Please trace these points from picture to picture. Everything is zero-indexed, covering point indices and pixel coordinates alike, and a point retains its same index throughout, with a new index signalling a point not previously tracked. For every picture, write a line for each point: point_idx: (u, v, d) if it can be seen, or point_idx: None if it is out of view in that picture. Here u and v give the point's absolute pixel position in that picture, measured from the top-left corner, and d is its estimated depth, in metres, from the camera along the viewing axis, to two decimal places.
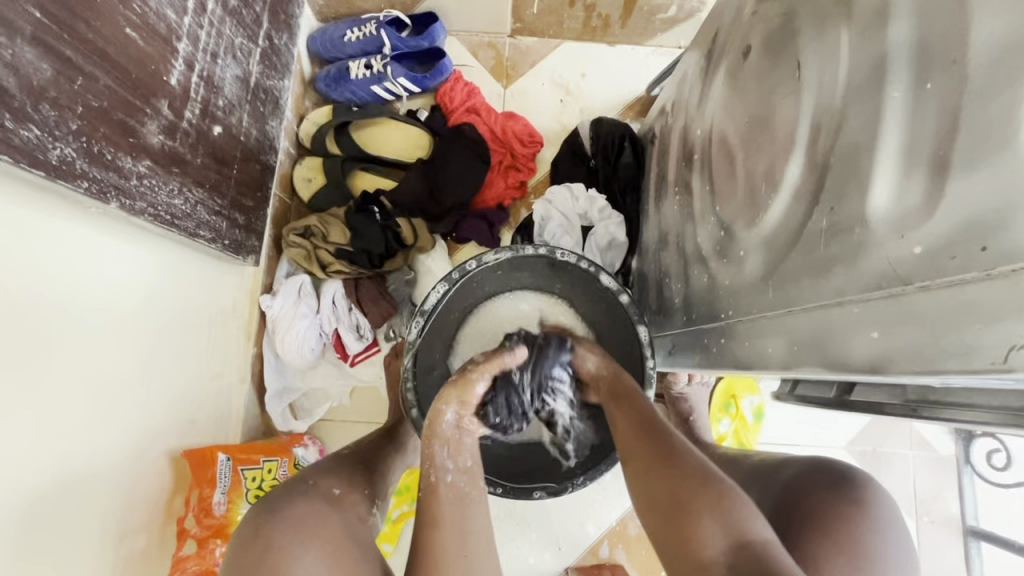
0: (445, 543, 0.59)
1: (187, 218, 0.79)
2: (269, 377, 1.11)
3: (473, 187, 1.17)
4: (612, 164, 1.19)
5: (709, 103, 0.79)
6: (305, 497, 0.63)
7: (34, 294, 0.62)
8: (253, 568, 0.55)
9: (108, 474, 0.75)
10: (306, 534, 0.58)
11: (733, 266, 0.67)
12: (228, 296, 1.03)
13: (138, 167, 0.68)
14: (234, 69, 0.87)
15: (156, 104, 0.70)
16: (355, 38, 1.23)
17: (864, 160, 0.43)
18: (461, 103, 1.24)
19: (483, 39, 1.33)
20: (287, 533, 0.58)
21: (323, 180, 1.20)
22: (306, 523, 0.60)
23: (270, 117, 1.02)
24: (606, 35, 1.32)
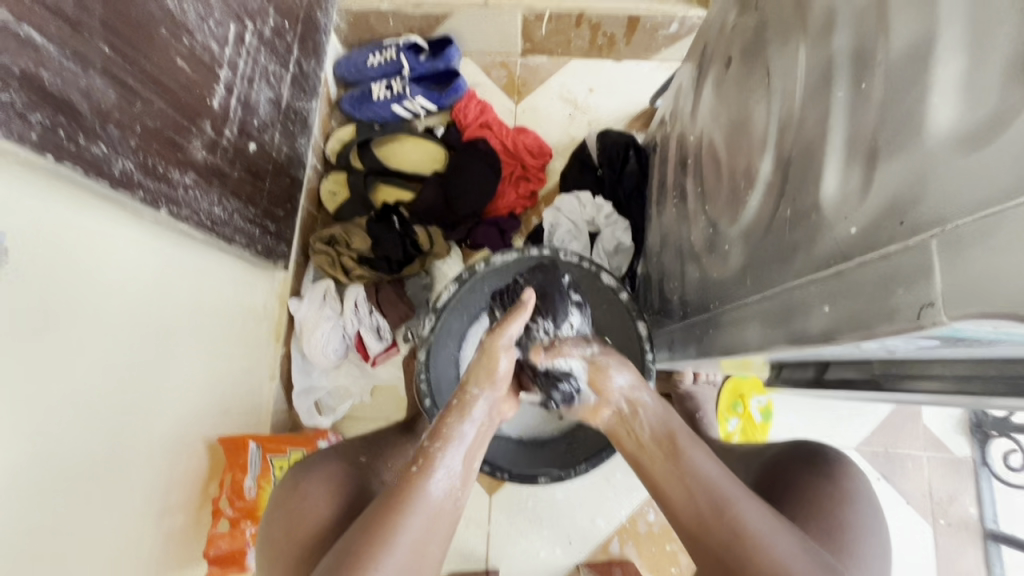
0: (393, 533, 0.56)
1: (225, 224, 0.88)
2: (296, 375, 1.20)
3: (485, 196, 1.24)
4: (617, 172, 1.26)
5: (699, 111, 0.85)
6: (334, 459, 0.78)
7: (94, 289, 0.71)
8: (287, 508, 0.70)
9: (152, 455, 0.83)
10: (328, 484, 0.73)
11: (720, 259, 0.72)
12: (259, 299, 1.12)
13: (184, 179, 0.77)
14: (268, 92, 0.97)
15: (200, 123, 0.79)
16: (377, 63, 1.33)
17: (817, 154, 0.48)
18: (474, 119, 1.32)
19: (495, 59, 1.42)
20: (316, 487, 0.72)
21: (347, 193, 1.29)
22: (333, 482, 0.73)
23: (299, 135, 1.12)
24: (612, 52, 1.39)
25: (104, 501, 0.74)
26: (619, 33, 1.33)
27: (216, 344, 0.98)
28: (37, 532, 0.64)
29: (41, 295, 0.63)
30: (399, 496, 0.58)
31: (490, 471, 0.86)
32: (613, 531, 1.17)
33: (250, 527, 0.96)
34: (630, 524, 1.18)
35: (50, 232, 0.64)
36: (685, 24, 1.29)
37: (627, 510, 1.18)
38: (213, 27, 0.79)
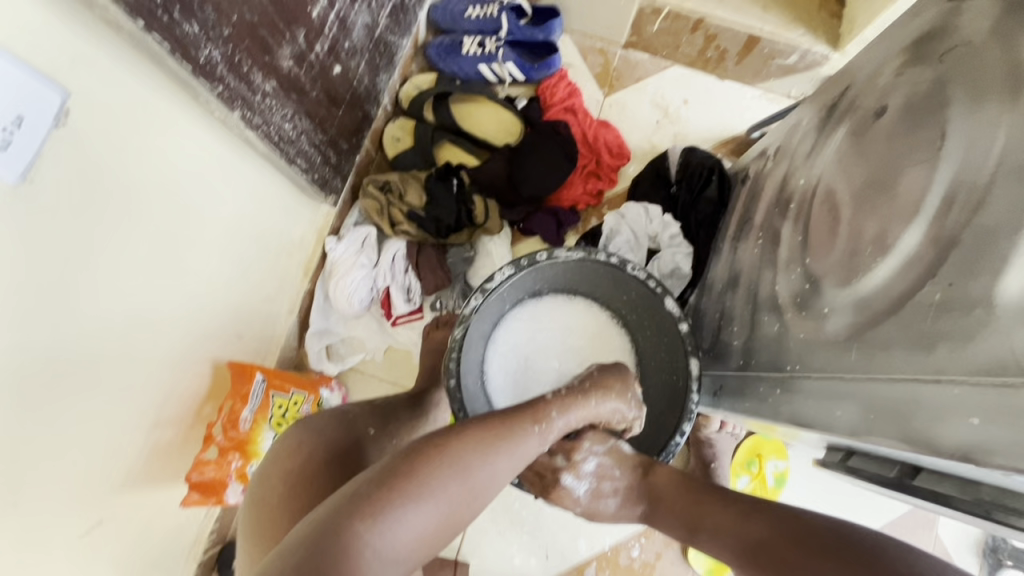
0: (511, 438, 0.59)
1: (291, 144, 0.81)
2: (313, 315, 1.14)
3: (552, 183, 1.17)
4: (694, 194, 1.19)
5: (821, 155, 0.78)
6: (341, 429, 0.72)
7: (147, 176, 0.66)
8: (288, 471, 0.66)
9: (158, 363, 0.79)
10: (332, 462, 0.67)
11: (812, 320, 0.65)
12: (299, 228, 1.06)
13: (265, 85, 0.70)
14: (365, 17, 0.90)
15: (294, 30, 0.73)
16: (474, 16, 1.25)
17: (1003, 243, 0.42)
18: (561, 100, 1.25)
19: (595, 44, 1.34)
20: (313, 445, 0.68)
21: (410, 142, 1.23)
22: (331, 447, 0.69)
23: (382, 70, 1.05)
24: (719, 67, 1.31)
25: (99, 398, 0.70)
26: (732, 50, 1.25)
27: (247, 266, 0.94)
28: (25, 412, 0.60)
29: (91, 172, 0.58)
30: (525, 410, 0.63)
31: None
32: (593, 555, 1.13)
33: (237, 461, 0.90)
34: (611, 553, 1.13)
35: (117, 107, 0.58)
36: (806, 58, 1.20)
37: (612, 539, 1.13)
38: None
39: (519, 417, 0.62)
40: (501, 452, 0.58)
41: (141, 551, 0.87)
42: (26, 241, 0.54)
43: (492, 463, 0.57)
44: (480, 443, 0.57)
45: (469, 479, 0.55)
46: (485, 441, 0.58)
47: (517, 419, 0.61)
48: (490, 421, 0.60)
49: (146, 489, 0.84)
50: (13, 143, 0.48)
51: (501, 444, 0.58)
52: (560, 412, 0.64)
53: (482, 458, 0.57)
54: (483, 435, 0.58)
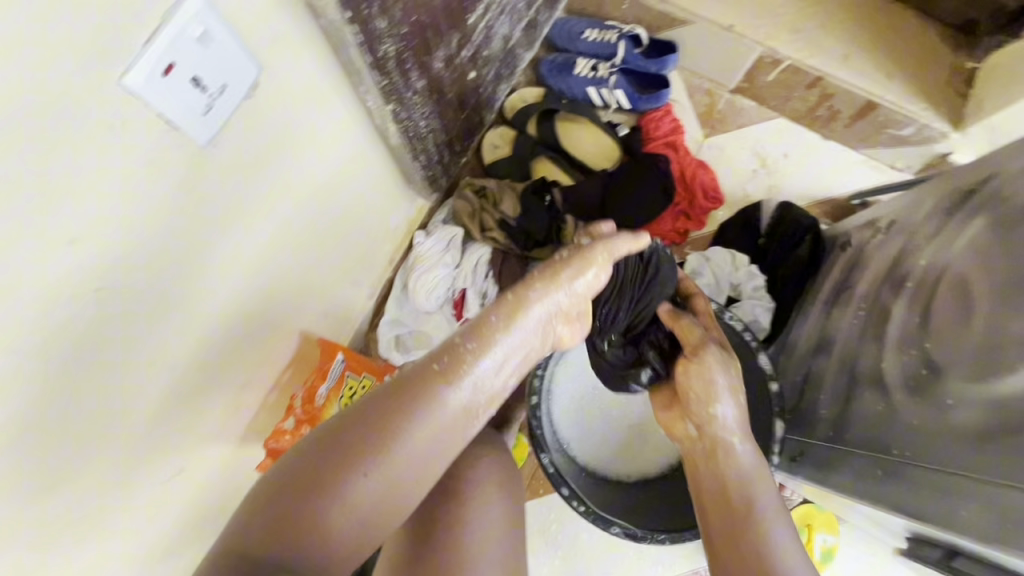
0: (409, 393, 0.63)
1: (420, 140, 0.84)
2: (389, 303, 1.15)
3: (644, 216, 1.17)
4: (785, 249, 1.17)
5: (950, 239, 0.76)
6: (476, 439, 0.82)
7: (295, 151, 0.69)
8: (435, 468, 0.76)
9: (256, 326, 0.81)
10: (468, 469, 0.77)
11: (929, 407, 0.64)
12: (395, 218, 1.09)
13: (417, 83, 0.72)
14: (505, 29, 0.92)
15: (451, 34, 0.75)
16: (591, 39, 1.27)
17: None
18: (664, 135, 1.25)
19: (703, 84, 1.34)
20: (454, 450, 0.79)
21: (508, 151, 1.25)
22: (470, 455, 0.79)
23: (504, 81, 1.06)
24: (826, 126, 1.29)
25: (208, 353, 0.73)
26: (846, 112, 1.23)
27: (347, 247, 0.96)
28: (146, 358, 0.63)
29: (258, 143, 0.61)
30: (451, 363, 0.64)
31: (567, 500, 0.86)
32: None
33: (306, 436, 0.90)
34: None
35: (293, 85, 0.61)
36: (922, 132, 1.18)
37: None
38: None
39: (411, 387, 0.63)
40: (402, 412, 0.62)
41: (205, 505, 0.89)
42: (196, 200, 0.57)
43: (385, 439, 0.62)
44: (373, 410, 0.62)
45: (365, 455, 0.61)
46: (389, 408, 0.62)
47: (426, 383, 0.63)
48: (381, 399, 0.63)
49: (223, 447, 0.86)
50: (213, 112, 0.51)
51: (386, 416, 0.62)
52: (476, 355, 0.65)
53: (394, 423, 0.62)
54: (370, 412, 0.62)
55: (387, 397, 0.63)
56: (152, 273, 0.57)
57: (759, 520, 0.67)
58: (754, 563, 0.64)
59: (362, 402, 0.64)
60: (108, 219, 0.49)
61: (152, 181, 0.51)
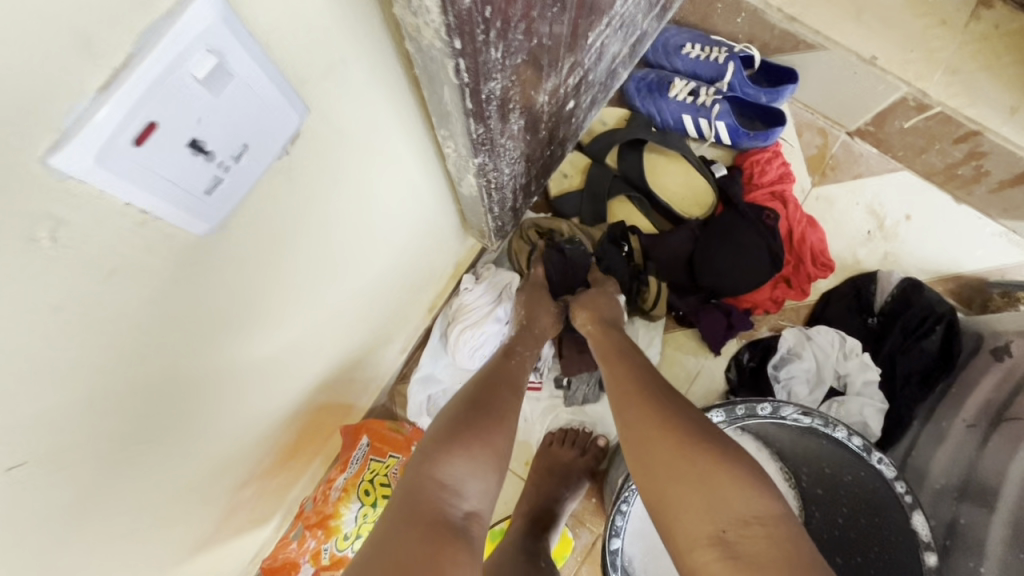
0: (496, 373, 0.72)
1: (499, 191, 0.63)
2: (424, 358, 0.96)
3: (742, 281, 0.96)
4: (907, 338, 0.96)
5: None
6: None
7: (336, 212, 0.49)
8: None
9: (266, 416, 0.63)
10: None
11: None
12: (442, 262, 0.89)
13: (516, 125, 0.51)
14: (616, 45, 0.71)
15: (566, 59, 0.54)
16: (692, 56, 1.05)
17: None
18: (769, 182, 1.03)
19: (817, 121, 1.12)
20: None
21: (578, 183, 1.05)
22: None
23: (597, 105, 0.85)
24: (965, 187, 1.07)
25: (196, 461, 0.54)
26: (997, 176, 1.01)
27: (385, 305, 0.77)
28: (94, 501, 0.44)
29: (285, 209, 0.41)
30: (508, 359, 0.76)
31: None
32: None
33: (315, 539, 0.75)
34: None
35: (348, 131, 0.41)
36: None
37: None
38: None
39: (501, 365, 0.74)
40: (506, 393, 0.68)
41: None
42: (180, 296, 0.38)
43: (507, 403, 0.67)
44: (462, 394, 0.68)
45: (493, 418, 0.63)
46: (486, 388, 0.68)
47: (504, 368, 0.73)
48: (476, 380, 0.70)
49: (210, 551, 0.68)
50: (223, 184, 0.32)
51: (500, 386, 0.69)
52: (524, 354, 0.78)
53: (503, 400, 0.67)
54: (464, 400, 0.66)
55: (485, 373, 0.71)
56: (110, 395, 0.38)
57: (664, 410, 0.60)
58: (670, 445, 0.57)
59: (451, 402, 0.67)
60: (25, 344, 0.30)
61: (110, 285, 0.32)
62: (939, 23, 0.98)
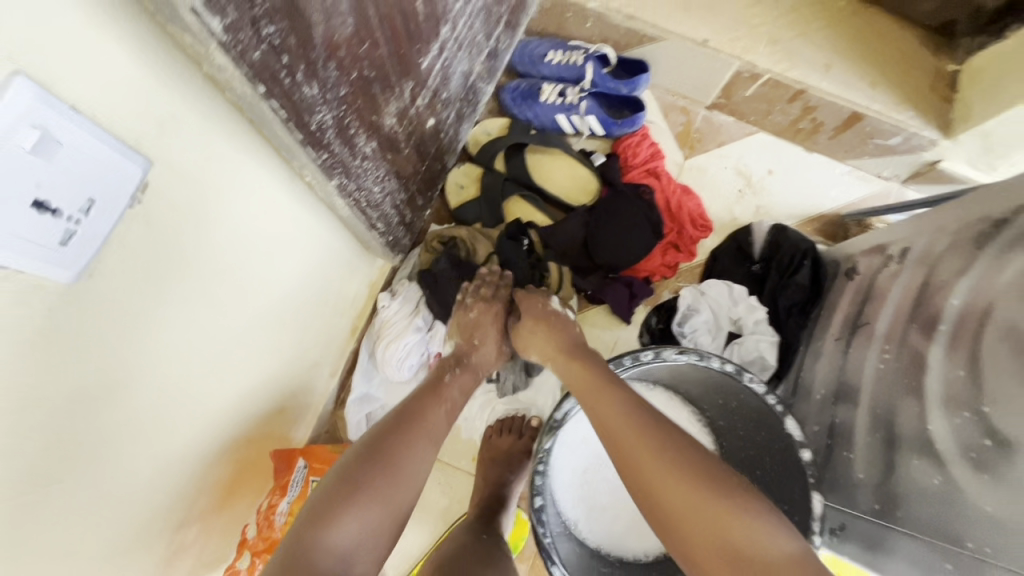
0: (426, 407, 0.76)
1: (376, 208, 0.70)
2: (356, 379, 1.01)
3: (632, 253, 1.06)
4: (783, 277, 1.08)
5: (982, 280, 0.68)
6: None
7: (210, 247, 0.54)
8: None
9: (196, 456, 0.67)
10: None
11: (1004, 493, 0.55)
12: (353, 284, 0.95)
13: (366, 148, 0.59)
14: (465, 64, 0.80)
15: (403, 84, 0.62)
16: (555, 61, 1.17)
17: None
18: (643, 162, 1.15)
19: (678, 102, 1.25)
20: None
21: (475, 192, 1.13)
22: None
23: (467, 119, 0.93)
24: (808, 139, 1.22)
25: (131, 507, 0.57)
26: (830, 124, 1.16)
27: (297, 334, 0.82)
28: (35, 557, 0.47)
29: (152, 252, 0.47)
30: (436, 389, 0.80)
31: None
32: None
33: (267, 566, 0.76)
34: None
35: (189, 173, 0.47)
36: (910, 141, 1.12)
37: None
38: None
39: (421, 401, 0.76)
40: (427, 427, 0.73)
41: None
42: (63, 345, 0.42)
43: (418, 441, 0.71)
44: (384, 430, 0.71)
45: (397, 462, 0.67)
46: (410, 427, 0.72)
47: (428, 401, 0.77)
48: (386, 422, 0.72)
49: None
50: (76, 236, 0.38)
51: (410, 425, 0.72)
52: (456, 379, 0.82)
53: (419, 439, 0.71)
54: (384, 439, 0.69)
55: (401, 412, 0.74)
56: (27, 449, 0.43)
57: (671, 432, 0.63)
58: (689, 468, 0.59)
59: (371, 435, 0.70)
60: None
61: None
62: None
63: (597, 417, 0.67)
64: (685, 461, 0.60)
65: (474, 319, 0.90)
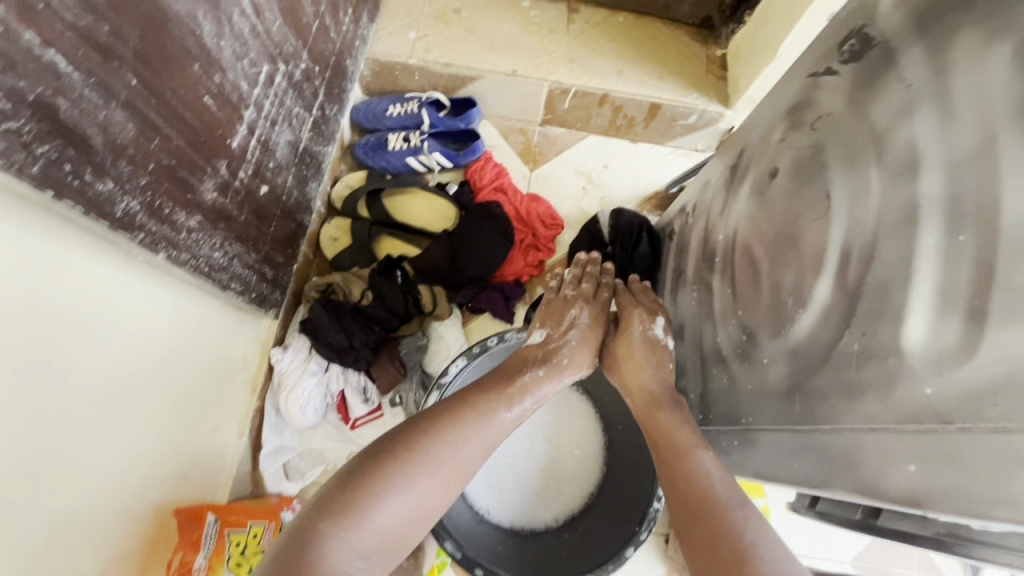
0: (483, 407, 0.81)
1: (223, 271, 0.80)
2: (266, 434, 1.09)
3: (493, 262, 1.21)
4: (629, 252, 1.23)
5: (732, 212, 0.84)
6: None
7: (60, 332, 0.63)
8: None
9: (94, 529, 0.73)
10: None
11: (755, 371, 0.68)
12: (239, 346, 1.03)
13: (189, 221, 0.70)
14: (288, 134, 0.93)
15: (215, 163, 0.73)
16: (395, 113, 1.32)
17: (896, 295, 0.46)
18: (489, 182, 1.31)
19: (514, 124, 1.42)
20: None
21: (348, 241, 1.25)
22: None
23: (311, 179, 1.05)
24: (629, 132, 1.42)
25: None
26: (640, 116, 1.36)
27: (190, 402, 0.91)
28: None
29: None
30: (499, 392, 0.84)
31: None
32: None
33: None
34: None
35: (19, 271, 0.56)
36: (704, 117, 1.32)
37: None
38: (246, 66, 0.76)
39: (476, 407, 0.80)
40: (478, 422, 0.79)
41: None
42: None
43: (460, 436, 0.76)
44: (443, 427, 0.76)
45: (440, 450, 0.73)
46: (462, 422, 0.77)
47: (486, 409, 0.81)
48: (445, 406, 0.79)
49: None
50: None
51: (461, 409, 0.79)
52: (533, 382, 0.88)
53: (469, 432, 0.77)
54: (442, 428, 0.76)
55: (459, 401, 0.80)
56: None
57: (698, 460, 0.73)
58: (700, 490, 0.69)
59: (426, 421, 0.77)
60: None
61: None
62: (549, 33, 1.33)
63: (668, 461, 0.75)
64: (681, 427, 0.78)
65: (573, 311, 0.99)
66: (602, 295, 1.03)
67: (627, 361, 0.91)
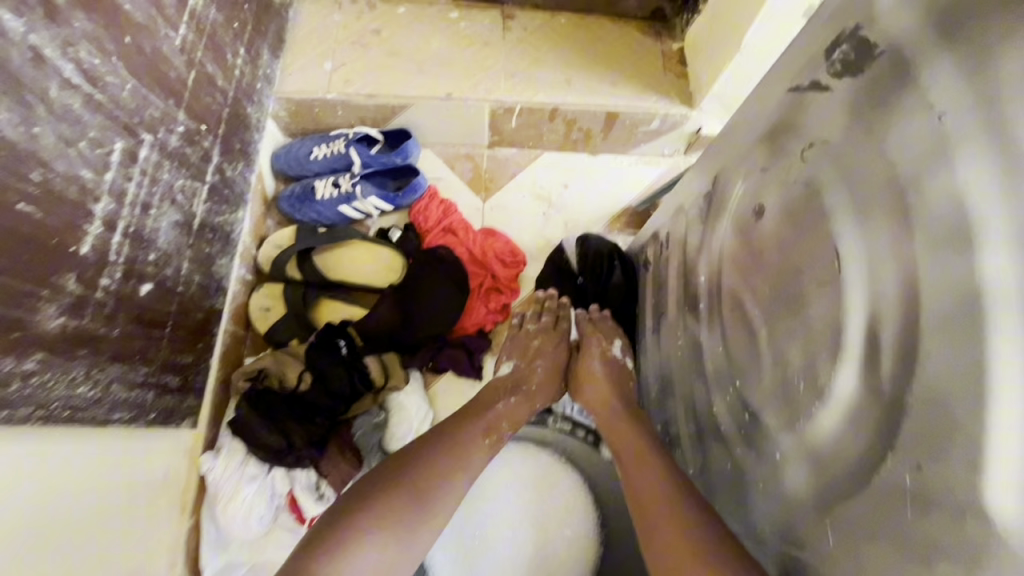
0: (468, 431, 0.72)
1: (94, 404, 0.65)
2: (206, 553, 0.93)
3: (449, 316, 1.06)
4: (602, 285, 1.08)
5: (712, 252, 0.70)
6: None
7: None
8: None
9: None
10: None
11: (766, 465, 0.55)
12: (160, 467, 0.85)
13: (23, 366, 0.55)
14: (174, 214, 0.77)
15: (57, 282, 0.58)
16: (321, 156, 1.15)
17: (971, 428, 0.32)
18: (436, 223, 1.15)
19: (459, 151, 1.27)
20: None
21: (282, 310, 1.09)
22: None
23: (218, 256, 0.89)
24: (587, 145, 1.27)
25: None
26: (596, 128, 1.21)
27: (112, 560, 0.75)
28: None
29: None
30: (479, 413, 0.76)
31: None
32: None
33: None
34: None
35: None
36: (667, 121, 1.18)
37: None
38: (86, 150, 0.60)
39: (458, 426, 0.73)
40: (465, 443, 0.71)
41: None
42: None
43: (444, 459, 0.67)
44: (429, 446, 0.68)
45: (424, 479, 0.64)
46: (448, 442, 0.70)
47: (468, 429, 0.73)
48: (427, 435, 0.71)
49: None
50: None
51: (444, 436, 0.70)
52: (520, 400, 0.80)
53: (455, 453, 0.69)
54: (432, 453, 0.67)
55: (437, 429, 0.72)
56: None
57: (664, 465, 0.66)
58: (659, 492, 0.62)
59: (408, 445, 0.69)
60: None
61: None
62: (483, 46, 1.17)
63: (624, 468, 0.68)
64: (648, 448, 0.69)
65: (537, 344, 0.90)
66: (560, 325, 0.94)
67: (591, 386, 0.83)
